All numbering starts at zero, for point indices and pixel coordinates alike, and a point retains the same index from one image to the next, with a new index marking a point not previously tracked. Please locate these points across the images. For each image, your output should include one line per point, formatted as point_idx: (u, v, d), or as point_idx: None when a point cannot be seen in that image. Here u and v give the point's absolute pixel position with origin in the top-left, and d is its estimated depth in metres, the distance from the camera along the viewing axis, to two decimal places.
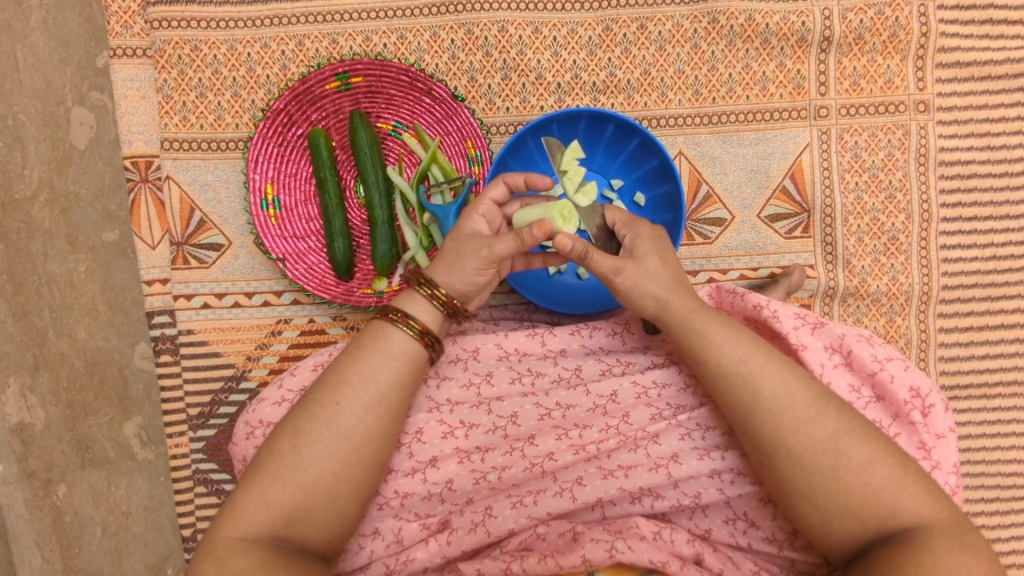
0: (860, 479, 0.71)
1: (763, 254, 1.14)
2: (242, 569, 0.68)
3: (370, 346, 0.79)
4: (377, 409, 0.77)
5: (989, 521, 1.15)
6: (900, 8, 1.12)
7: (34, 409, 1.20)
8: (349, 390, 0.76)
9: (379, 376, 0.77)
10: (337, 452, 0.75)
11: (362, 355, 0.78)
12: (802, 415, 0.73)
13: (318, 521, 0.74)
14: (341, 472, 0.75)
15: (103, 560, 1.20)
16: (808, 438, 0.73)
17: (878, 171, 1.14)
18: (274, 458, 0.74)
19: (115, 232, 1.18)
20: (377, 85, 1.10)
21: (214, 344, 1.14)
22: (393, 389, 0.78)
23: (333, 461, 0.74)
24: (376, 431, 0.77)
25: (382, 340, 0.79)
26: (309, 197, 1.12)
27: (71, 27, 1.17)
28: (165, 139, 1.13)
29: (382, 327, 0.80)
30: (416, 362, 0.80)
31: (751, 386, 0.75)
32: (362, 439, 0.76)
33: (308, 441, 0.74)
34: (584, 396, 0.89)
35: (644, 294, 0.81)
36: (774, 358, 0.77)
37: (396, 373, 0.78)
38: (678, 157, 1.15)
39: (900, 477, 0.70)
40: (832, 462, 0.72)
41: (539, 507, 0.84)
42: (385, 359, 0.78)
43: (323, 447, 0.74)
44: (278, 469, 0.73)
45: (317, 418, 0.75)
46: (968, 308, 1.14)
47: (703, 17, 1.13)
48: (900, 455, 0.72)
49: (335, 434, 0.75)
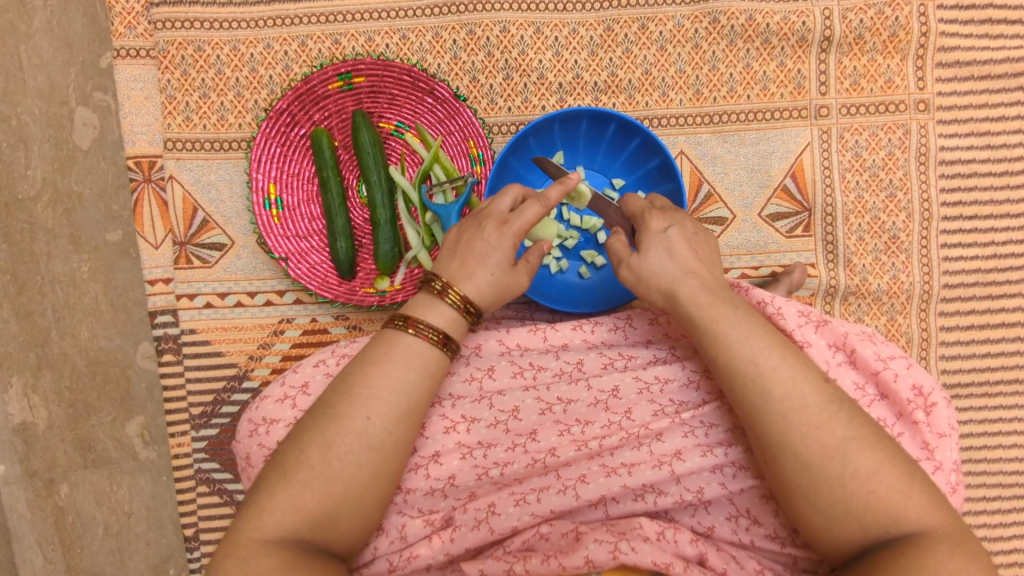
0: (866, 486, 0.71)
1: (764, 253, 1.15)
2: (263, 570, 0.67)
3: (403, 360, 0.79)
4: (407, 421, 0.78)
5: (990, 519, 1.15)
6: (900, 8, 1.12)
7: (37, 409, 1.20)
8: (385, 405, 0.76)
9: (412, 389, 0.78)
10: (367, 464, 0.75)
11: (395, 367, 0.78)
12: (812, 420, 0.73)
13: (342, 528, 0.74)
14: (368, 482, 0.75)
15: (105, 560, 1.20)
16: (816, 444, 0.72)
17: (878, 170, 1.14)
18: (303, 467, 0.73)
19: (118, 231, 1.18)
20: (380, 86, 1.11)
21: (216, 343, 1.14)
22: (424, 405, 0.79)
23: (362, 472, 0.75)
24: (404, 445, 0.78)
25: (415, 355, 0.79)
26: (312, 197, 1.13)
27: (75, 27, 1.17)
28: (168, 139, 1.13)
29: (410, 337, 0.80)
30: (441, 377, 0.81)
31: (759, 389, 0.75)
32: (391, 450, 0.76)
33: (339, 453, 0.74)
34: (585, 391, 0.89)
35: (649, 287, 0.84)
36: (791, 356, 0.76)
37: (428, 390, 0.80)
38: (679, 156, 1.15)
39: (905, 487, 0.70)
40: (838, 469, 0.71)
41: (543, 504, 0.83)
42: (420, 376, 0.79)
43: (354, 458, 0.74)
44: (307, 478, 0.73)
45: (347, 430, 0.75)
46: (968, 307, 1.15)
47: (704, 17, 1.13)
48: (906, 464, 0.72)
49: (368, 448, 0.75)
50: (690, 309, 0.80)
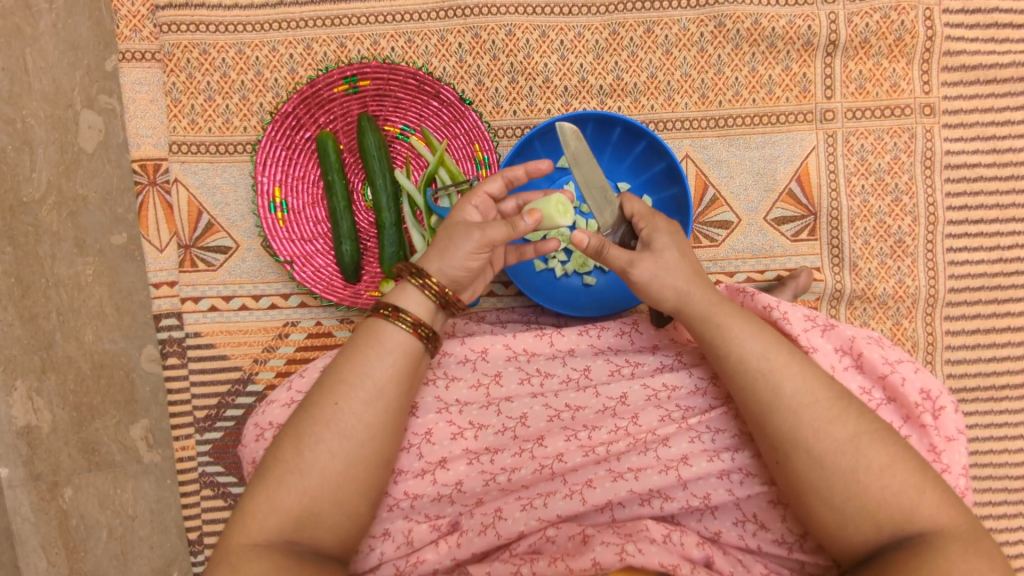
0: (879, 481, 0.70)
1: (769, 257, 1.15)
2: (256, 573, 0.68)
3: (364, 343, 0.79)
4: (374, 404, 0.76)
5: (996, 524, 1.15)
6: (905, 12, 1.12)
7: (41, 412, 1.20)
8: (345, 388, 0.76)
9: (374, 372, 0.77)
10: (339, 452, 0.75)
11: (357, 353, 0.78)
12: (823, 414, 0.73)
13: (327, 522, 0.74)
14: (345, 471, 0.75)
15: (108, 564, 1.20)
16: (815, 451, 0.72)
17: (884, 174, 1.14)
18: (278, 463, 0.74)
19: (123, 235, 1.18)
20: (385, 88, 1.11)
21: (220, 346, 1.14)
22: (388, 383, 0.77)
23: (335, 461, 0.74)
24: (375, 427, 0.76)
25: (375, 336, 0.79)
26: (317, 201, 1.13)
27: (80, 31, 1.17)
28: (174, 142, 1.13)
29: (375, 323, 0.80)
30: (411, 354, 0.79)
31: (775, 385, 0.75)
32: (363, 437, 0.76)
33: (310, 443, 0.74)
34: (594, 398, 0.88)
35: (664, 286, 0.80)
36: (800, 357, 0.76)
37: (392, 367, 0.78)
38: (684, 160, 1.15)
39: (918, 481, 0.70)
40: (851, 464, 0.71)
41: (549, 509, 0.84)
42: (379, 355, 0.78)
43: (325, 448, 0.74)
44: (282, 474, 0.73)
45: (316, 419, 0.75)
46: (975, 311, 1.15)
47: (709, 21, 1.13)
48: (915, 459, 0.72)
49: (335, 434, 0.75)
50: (702, 308, 0.79)
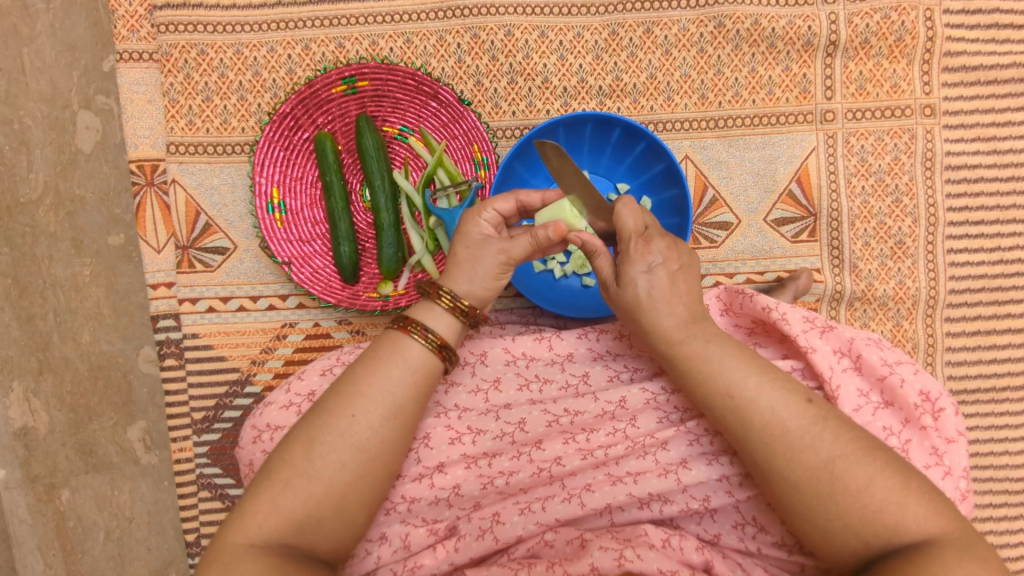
0: (858, 502, 0.70)
1: (769, 258, 1.14)
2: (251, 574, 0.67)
3: (387, 357, 0.78)
4: (392, 422, 0.77)
5: (997, 526, 1.14)
6: (906, 12, 1.12)
7: (38, 413, 1.20)
8: (365, 401, 0.76)
9: (396, 389, 0.77)
10: (350, 462, 0.74)
11: (380, 367, 0.78)
12: (791, 447, 0.73)
13: (325, 529, 0.73)
14: (354, 483, 0.74)
15: (105, 566, 1.20)
16: (814, 459, 0.72)
17: (884, 175, 1.13)
18: (285, 466, 0.73)
19: (120, 236, 1.18)
20: (384, 89, 1.10)
21: (218, 348, 1.13)
22: (409, 403, 0.78)
23: (344, 471, 0.74)
24: (390, 444, 0.77)
25: (399, 351, 0.79)
26: (315, 202, 1.12)
27: (77, 31, 1.17)
28: (171, 142, 1.13)
29: (399, 338, 0.80)
30: (431, 374, 0.79)
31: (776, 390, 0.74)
32: (376, 450, 0.76)
33: (322, 452, 0.74)
34: (593, 402, 0.88)
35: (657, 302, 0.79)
36: None
37: (412, 386, 0.78)
38: (684, 161, 1.15)
39: (899, 496, 0.69)
40: (829, 487, 0.71)
41: (548, 513, 0.83)
42: (402, 372, 0.78)
43: (336, 458, 0.74)
44: (290, 477, 0.73)
45: (330, 428, 0.75)
46: (975, 313, 1.14)
47: (709, 22, 1.13)
48: (897, 476, 0.70)
49: (349, 445, 0.75)
50: None
